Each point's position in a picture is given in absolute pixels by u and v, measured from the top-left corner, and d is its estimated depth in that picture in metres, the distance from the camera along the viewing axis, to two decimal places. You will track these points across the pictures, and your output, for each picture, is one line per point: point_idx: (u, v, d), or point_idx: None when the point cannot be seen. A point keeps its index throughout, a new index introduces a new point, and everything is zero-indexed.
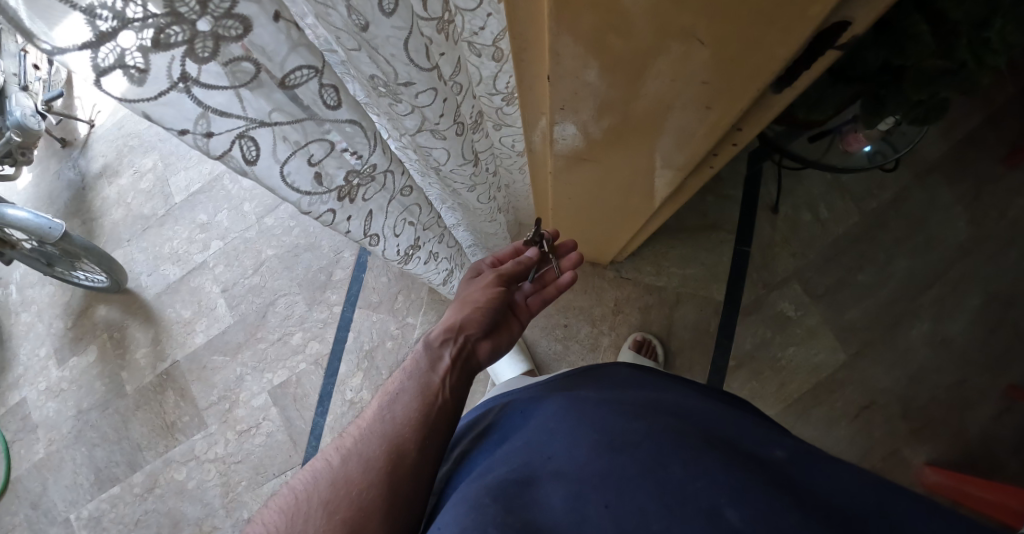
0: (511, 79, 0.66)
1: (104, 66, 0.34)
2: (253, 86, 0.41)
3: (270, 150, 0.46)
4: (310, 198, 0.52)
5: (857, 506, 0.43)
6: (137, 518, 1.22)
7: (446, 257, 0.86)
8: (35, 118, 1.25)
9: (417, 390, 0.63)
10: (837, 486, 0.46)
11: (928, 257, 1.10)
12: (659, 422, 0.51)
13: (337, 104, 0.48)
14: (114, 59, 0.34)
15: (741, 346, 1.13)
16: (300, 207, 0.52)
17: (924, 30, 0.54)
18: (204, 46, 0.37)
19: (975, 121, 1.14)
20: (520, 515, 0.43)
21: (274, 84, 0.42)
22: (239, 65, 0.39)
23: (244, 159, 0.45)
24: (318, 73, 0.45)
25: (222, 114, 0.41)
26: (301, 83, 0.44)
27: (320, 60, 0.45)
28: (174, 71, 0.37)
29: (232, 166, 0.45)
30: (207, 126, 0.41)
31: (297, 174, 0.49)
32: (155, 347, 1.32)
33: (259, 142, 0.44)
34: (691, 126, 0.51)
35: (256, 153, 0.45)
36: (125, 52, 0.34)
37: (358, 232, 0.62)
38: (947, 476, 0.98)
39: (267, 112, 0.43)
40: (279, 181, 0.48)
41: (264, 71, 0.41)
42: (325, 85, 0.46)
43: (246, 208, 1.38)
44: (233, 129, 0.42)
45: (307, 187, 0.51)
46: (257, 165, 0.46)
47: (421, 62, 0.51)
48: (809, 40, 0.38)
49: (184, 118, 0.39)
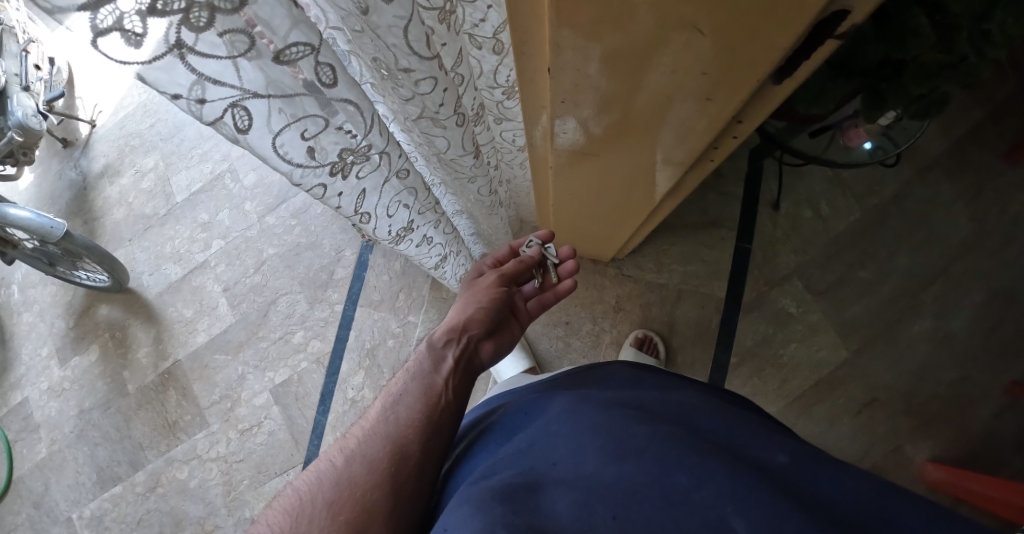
0: (512, 73, 0.65)
1: (103, 28, 0.34)
2: (250, 56, 0.41)
3: (263, 121, 0.46)
4: (302, 170, 0.52)
5: (862, 516, 0.42)
6: (139, 517, 1.22)
7: (441, 244, 0.86)
8: (37, 118, 1.25)
9: (420, 389, 0.63)
10: (843, 495, 0.44)
11: (930, 254, 1.10)
12: (664, 425, 0.51)
13: (333, 82, 0.49)
14: (112, 22, 0.34)
15: (744, 342, 1.13)
16: (292, 179, 0.53)
17: (924, 23, 0.54)
18: (199, 16, 0.37)
19: (976, 116, 1.14)
20: (525, 518, 0.43)
21: (270, 57, 0.42)
22: (237, 36, 0.40)
23: (236, 127, 0.45)
24: (315, 50, 0.45)
25: (216, 83, 0.41)
26: (297, 59, 0.44)
27: (317, 38, 0.45)
28: (171, 37, 0.37)
29: (224, 133, 0.45)
30: (201, 93, 0.41)
31: (290, 147, 0.49)
32: (157, 346, 1.32)
33: (252, 112, 0.45)
34: (691, 120, 0.51)
35: (248, 123, 0.45)
36: (124, 16, 0.34)
37: (350, 209, 0.62)
38: (950, 472, 0.98)
39: (263, 85, 0.43)
40: (271, 151, 0.49)
41: (263, 41, 0.41)
42: (321, 63, 0.46)
43: (247, 207, 1.38)
44: (226, 97, 0.42)
45: (300, 160, 0.51)
46: (249, 135, 0.46)
47: (422, 51, 0.52)
48: (809, 30, 0.38)
49: (177, 83, 0.39)
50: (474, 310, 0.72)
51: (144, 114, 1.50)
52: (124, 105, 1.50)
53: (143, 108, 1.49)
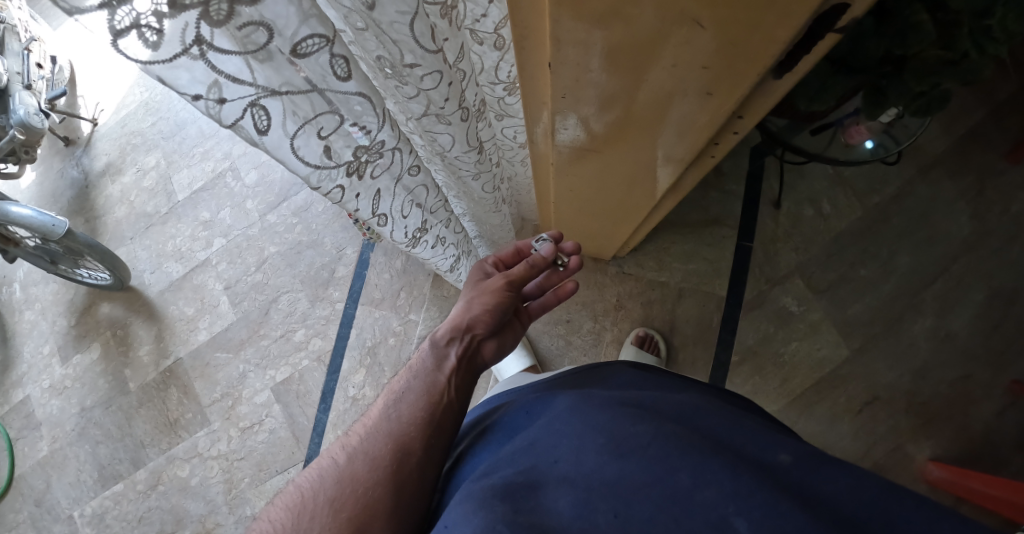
0: (512, 68, 0.67)
1: (119, 28, 0.34)
2: (261, 57, 0.41)
3: (280, 122, 0.46)
4: (319, 173, 0.52)
5: (862, 517, 0.42)
6: (141, 514, 1.22)
7: (453, 244, 0.87)
8: (39, 117, 1.26)
9: (423, 386, 0.63)
10: (843, 496, 0.44)
11: (931, 252, 1.10)
12: (665, 424, 0.51)
13: (347, 76, 0.48)
14: (129, 22, 0.34)
15: (746, 340, 1.13)
16: (309, 183, 0.53)
17: (925, 19, 0.55)
18: (219, 9, 0.37)
19: (978, 115, 1.14)
20: (528, 517, 0.43)
21: (284, 56, 0.42)
22: (251, 33, 0.39)
23: (256, 129, 0.45)
24: (329, 43, 0.45)
25: (234, 81, 0.41)
26: (311, 52, 0.44)
27: (331, 31, 0.44)
28: (188, 36, 0.37)
29: (243, 136, 0.45)
30: (220, 92, 0.41)
31: (306, 148, 0.49)
32: (159, 344, 1.33)
33: (270, 112, 0.45)
34: (693, 115, 0.51)
35: (267, 123, 0.45)
36: (140, 16, 0.34)
37: (367, 211, 0.62)
38: (953, 472, 0.97)
39: (277, 83, 0.43)
40: (289, 154, 0.49)
41: (274, 43, 0.41)
42: (335, 56, 0.46)
43: (249, 205, 1.38)
44: (244, 97, 0.42)
45: (316, 161, 0.51)
46: (268, 136, 0.46)
47: (426, 45, 0.51)
48: (809, 23, 0.38)
49: (198, 83, 0.40)
50: (488, 309, 0.70)
51: (146, 112, 1.50)
52: (125, 103, 1.50)
53: (144, 107, 1.49)
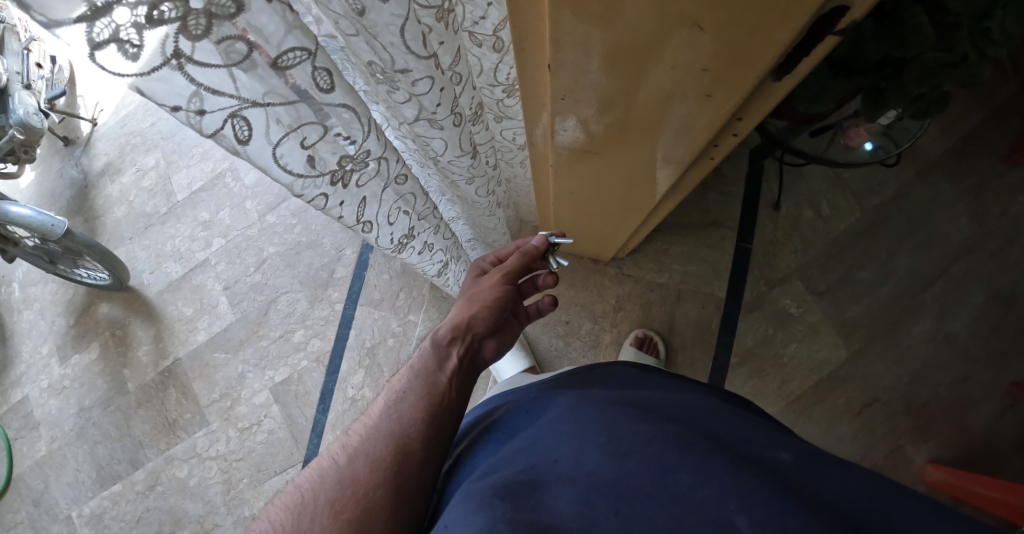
0: (511, 71, 0.66)
1: (98, 40, 0.34)
2: (245, 66, 0.41)
3: (263, 131, 0.46)
4: (303, 181, 0.52)
5: (868, 512, 0.43)
6: (139, 515, 1.22)
7: (442, 249, 0.87)
8: (38, 117, 1.26)
9: (423, 387, 0.62)
10: (848, 495, 0.44)
11: (930, 254, 1.10)
12: (665, 425, 0.51)
13: (331, 87, 0.48)
14: (108, 34, 0.34)
15: (744, 341, 1.13)
16: (292, 190, 0.53)
17: (925, 22, 0.56)
18: (197, 23, 0.37)
19: (977, 116, 1.14)
20: (528, 515, 0.43)
21: (267, 65, 0.42)
22: (233, 44, 0.40)
23: (236, 138, 0.45)
24: (312, 55, 0.45)
25: (214, 93, 0.41)
26: (294, 65, 0.44)
27: (313, 43, 0.45)
28: (168, 48, 0.37)
29: (224, 145, 0.45)
30: (200, 104, 0.41)
31: (290, 156, 0.49)
32: (157, 344, 1.32)
33: (252, 123, 0.45)
34: (693, 117, 0.50)
35: (248, 133, 0.45)
36: (120, 28, 0.34)
37: (352, 217, 0.62)
38: (950, 473, 0.97)
39: (260, 93, 0.43)
40: (271, 161, 0.49)
41: (257, 52, 0.41)
42: (318, 68, 0.46)
43: (248, 205, 1.38)
44: (225, 107, 0.42)
45: (300, 170, 0.51)
46: (249, 145, 0.46)
47: (418, 50, 0.51)
48: (809, 25, 0.38)
49: (177, 94, 0.39)
50: (487, 309, 0.70)
51: (145, 112, 1.49)
52: (125, 103, 1.51)
53: (144, 107, 1.49)
